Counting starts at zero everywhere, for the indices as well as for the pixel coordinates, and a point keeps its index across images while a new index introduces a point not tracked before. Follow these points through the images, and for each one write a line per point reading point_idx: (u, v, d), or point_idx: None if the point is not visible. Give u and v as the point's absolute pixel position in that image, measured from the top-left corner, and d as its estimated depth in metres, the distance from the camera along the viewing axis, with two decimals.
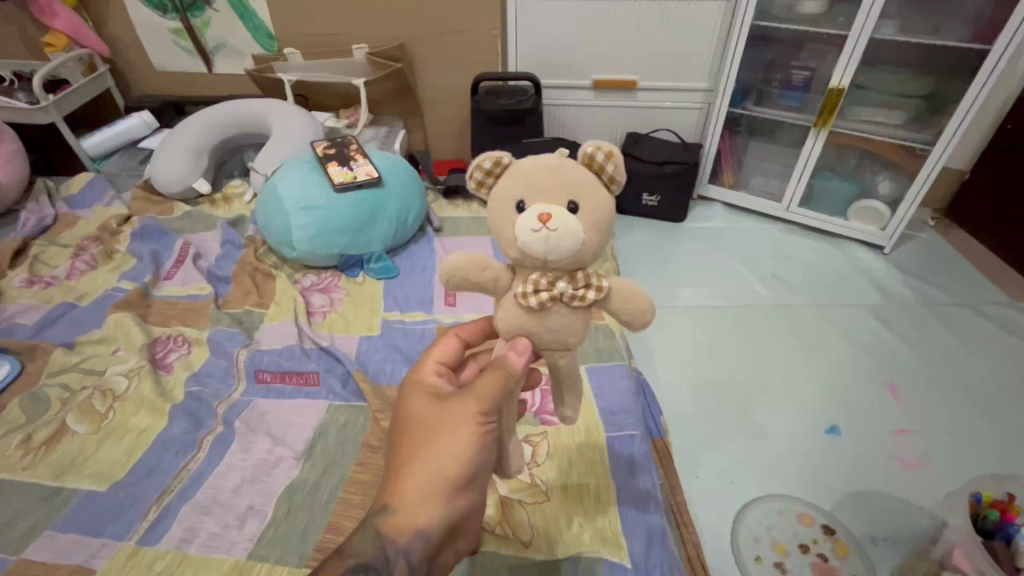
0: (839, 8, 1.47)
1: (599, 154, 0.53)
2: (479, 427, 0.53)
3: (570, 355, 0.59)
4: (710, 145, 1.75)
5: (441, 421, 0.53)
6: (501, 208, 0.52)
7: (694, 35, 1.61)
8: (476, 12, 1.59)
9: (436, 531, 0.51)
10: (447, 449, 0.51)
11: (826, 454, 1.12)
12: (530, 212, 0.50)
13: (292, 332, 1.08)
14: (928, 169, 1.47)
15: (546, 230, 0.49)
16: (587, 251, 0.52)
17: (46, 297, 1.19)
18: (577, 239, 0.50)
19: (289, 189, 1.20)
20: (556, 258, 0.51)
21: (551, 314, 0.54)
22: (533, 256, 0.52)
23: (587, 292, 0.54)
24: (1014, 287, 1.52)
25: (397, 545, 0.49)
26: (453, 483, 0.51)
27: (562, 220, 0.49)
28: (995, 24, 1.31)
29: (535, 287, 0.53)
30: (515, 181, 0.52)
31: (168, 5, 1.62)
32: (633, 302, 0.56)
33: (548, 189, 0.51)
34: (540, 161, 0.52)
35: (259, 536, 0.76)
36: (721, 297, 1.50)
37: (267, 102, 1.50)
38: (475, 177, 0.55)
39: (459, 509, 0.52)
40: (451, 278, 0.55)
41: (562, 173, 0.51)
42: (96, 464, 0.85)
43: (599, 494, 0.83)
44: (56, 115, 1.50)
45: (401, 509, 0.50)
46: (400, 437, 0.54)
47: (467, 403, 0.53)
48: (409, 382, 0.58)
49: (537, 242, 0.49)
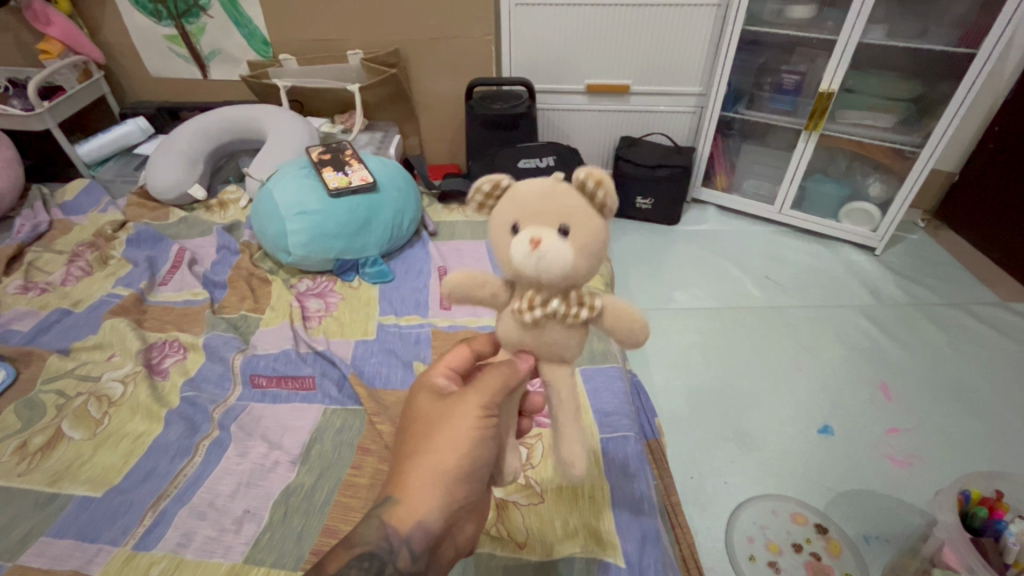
0: (828, 12, 1.48)
1: (589, 182, 0.53)
2: (480, 421, 0.53)
3: (568, 365, 0.60)
4: (703, 148, 1.77)
5: (444, 416, 0.54)
6: (499, 231, 0.55)
7: (686, 40, 1.63)
8: (469, 18, 1.60)
9: (437, 523, 0.51)
10: (448, 441, 0.52)
11: (818, 454, 1.13)
12: (523, 236, 0.51)
13: (287, 336, 1.09)
14: (917, 171, 1.49)
15: (535, 254, 0.50)
16: (580, 271, 0.53)
17: (42, 303, 1.19)
18: (568, 262, 0.51)
19: (284, 194, 1.21)
20: (548, 278, 0.52)
21: (544, 331, 0.56)
22: (526, 277, 0.53)
23: (580, 311, 0.55)
24: (1002, 287, 1.54)
25: (399, 535, 0.49)
26: (453, 475, 0.52)
27: (554, 242, 0.50)
28: (980, 27, 1.33)
29: (530, 304, 0.54)
30: (511, 207, 0.54)
31: (162, 12, 1.63)
32: (625, 320, 0.56)
33: (541, 215, 0.52)
34: (533, 189, 0.54)
35: (255, 540, 0.76)
36: (714, 299, 1.51)
37: (262, 108, 1.51)
38: (475, 200, 0.58)
39: (459, 502, 0.52)
40: (451, 293, 0.59)
41: (552, 204, 0.52)
42: (91, 470, 0.85)
43: (593, 494, 0.84)
44: (50, 122, 1.50)
45: (404, 501, 0.50)
46: (406, 433, 0.55)
47: (469, 398, 0.54)
48: (415, 383, 0.59)
49: (528, 263, 0.51)
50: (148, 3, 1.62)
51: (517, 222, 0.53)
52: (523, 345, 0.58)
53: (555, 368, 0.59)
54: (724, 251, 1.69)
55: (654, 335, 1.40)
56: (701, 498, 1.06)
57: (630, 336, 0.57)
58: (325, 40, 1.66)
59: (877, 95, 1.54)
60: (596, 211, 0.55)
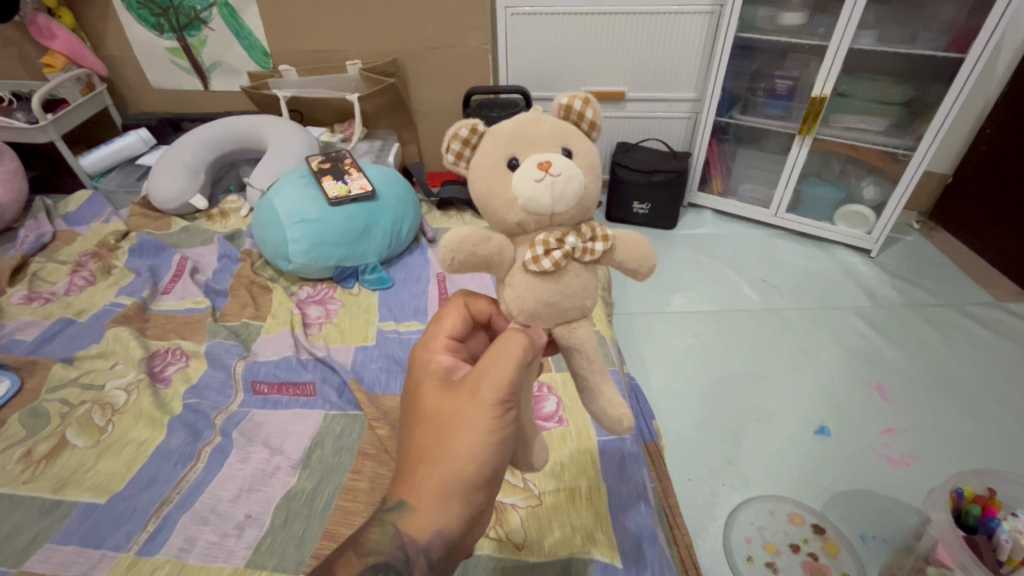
0: (818, 19, 1.51)
1: (576, 102, 0.58)
2: (498, 415, 0.48)
3: (586, 322, 0.59)
4: (699, 153, 1.79)
5: (456, 416, 0.49)
6: (492, 168, 0.54)
7: (681, 45, 1.65)
8: (465, 28, 1.63)
9: (456, 529, 0.48)
10: (463, 446, 0.48)
11: (816, 454, 1.14)
12: (530, 163, 0.52)
13: (289, 342, 1.10)
14: (911, 172, 1.50)
15: (549, 177, 0.51)
16: (586, 200, 0.56)
17: (46, 313, 1.21)
18: (580, 182, 0.53)
19: (284, 202, 1.23)
20: (561, 209, 0.54)
21: (565, 274, 0.55)
22: (536, 212, 0.53)
23: (595, 244, 0.56)
24: (997, 287, 1.55)
25: (415, 544, 0.47)
26: (471, 483, 0.48)
27: (562, 166, 0.52)
28: (968, 32, 1.35)
29: (546, 247, 0.54)
30: (500, 143, 0.55)
31: (165, 25, 1.66)
32: (637, 248, 0.58)
33: (540, 145, 0.54)
34: (517, 123, 0.56)
35: (257, 545, 0.77)
36: (712, 302, 1.52)
37: (262, 119, 1.54)
38: (452, 149, 0.58)
39: (480, 505, 0.49)
40: (457, 254, 0.52)
41: (549, 128, 0.55)
42: (96, 477, 0.86)
43: (590, 494, 0.85)
44: (54, 134, 1.52)
45: (420, 509, 0.48)
46: (415, 428, 0.51)
47: (484, 390, 0.48)
48: (420, 364, 0.54)
49: (543, 191, 0.51)
50: (151, 16, 1.65)
51: (513, 154, 0.54)
52: (534, 315, 0.56)
53: (574, 327, 0.58)
54: (722, 256, 1.69)
55: (651, 338, 1.41)
56: (698, 498, 1.07)
57: (640, 271, 0.59)
58: (324, 50, 1.69)
59: (870, 100, 1.56)
60: (584, 133, 0.59)
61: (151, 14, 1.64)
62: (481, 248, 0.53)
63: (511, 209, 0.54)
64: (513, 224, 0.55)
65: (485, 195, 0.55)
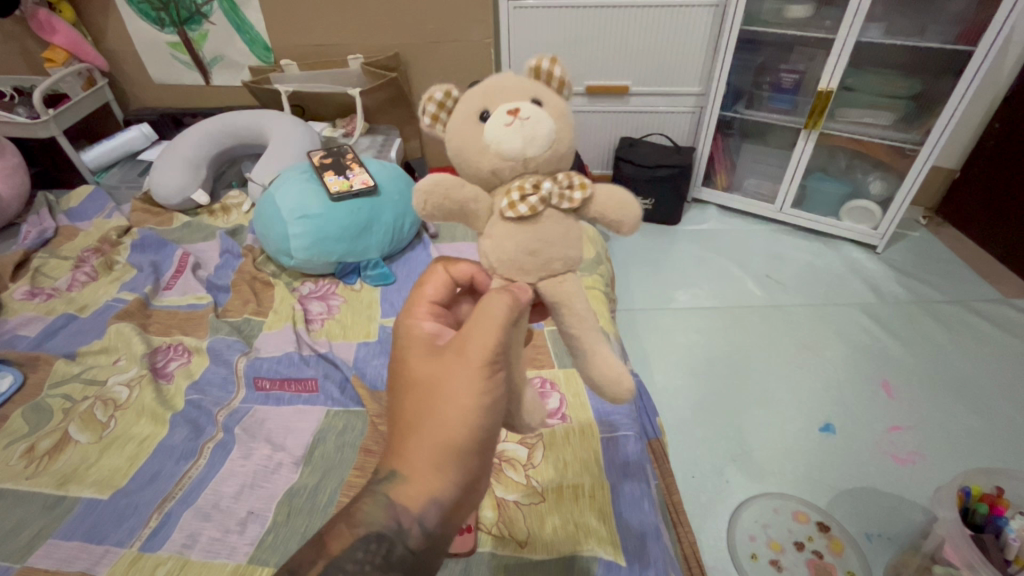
0: (826, 11, 1.49)
1: (544, 60, 0.58)
2: (487, 377, 0.47)
3: (572, 276, 0.58)
4: (704, 148, 1.77)
5: (446, 381, 0.47)
6: (464, 122, 0.54)
7: (685, 38, 1.63)
8: (468, 21, 1.61)
9: (451, 496, 0.47)
10: (454, 411, 0.46)
11: (823, 453, 1.13)
12: (499, 111, 0.52)
13: (291, 339, 1.10)
14: (918, 166, 1.48)
15: (518, 121, 0.51)
16: (562, 146, 0.55)
17: (48, 309, 1.21)
18: (551, 127, 0.53)
19: (285, 197, 1.22)
20: (534, 153, 0.53)
21: (543, 220, 0.54)
22: (508, 158, 0.53)
23: (573, 193, 0.55)
24: (1005, 283, 1.53)
25: (410, 513, 0.45)
26: (464, 447, 0.46)
27: (530, 110, 0.52)
28: (978, 24, 1.33)
29: (521, 193, 0.53)
30: (470, 100, 0.55)
31: (165, 19, 1.65)
32: (616, 199, 0.57)
33: (509, 96, 0.54)
34: (488, 83, 0.56)
35: (259, 541, 0.77)
36: (717, 298, 1.51)
37: (263, 113, 1.53)
38: (428, 112, 0.58)
39: (473, 471, 0.47)
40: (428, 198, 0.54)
41: (518, 82, 0.55)
42: (98, 473, 0.86)
43: (593, 492, 0.84)
44: (55, 129, 1.51)
45: (413, 476, 0.46)
46: (403, 395, 0.49)
47: (472, 351, 0.47)
48: (404, 332, 0.52)
49: (513, 134, 0.51)
50: (151, 10, 1.63)
51: (483, 107, 0.54)
52: (517, 266, 0.55)
53: (559, 280, 0.56)
54: (725, 251, 1.69)
55: (655, 334, 1.40)
56: (703, 499, 1.06)
57: (620, 221, 0.58)
58: (326, 44, 1.67)
59: (877, 93, 1.54)
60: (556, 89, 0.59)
61: (151, 8, 1.63)
62: (456, 192, 0.54)
63: (484, 157, 0.53)
64: (488, 171, 0.54)
65: (460, 149, 0.55)
